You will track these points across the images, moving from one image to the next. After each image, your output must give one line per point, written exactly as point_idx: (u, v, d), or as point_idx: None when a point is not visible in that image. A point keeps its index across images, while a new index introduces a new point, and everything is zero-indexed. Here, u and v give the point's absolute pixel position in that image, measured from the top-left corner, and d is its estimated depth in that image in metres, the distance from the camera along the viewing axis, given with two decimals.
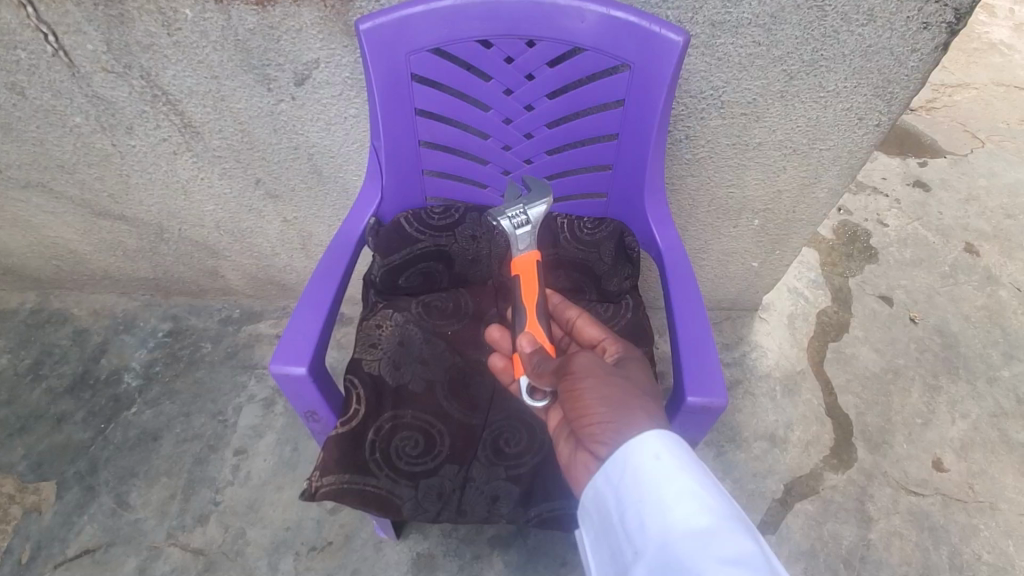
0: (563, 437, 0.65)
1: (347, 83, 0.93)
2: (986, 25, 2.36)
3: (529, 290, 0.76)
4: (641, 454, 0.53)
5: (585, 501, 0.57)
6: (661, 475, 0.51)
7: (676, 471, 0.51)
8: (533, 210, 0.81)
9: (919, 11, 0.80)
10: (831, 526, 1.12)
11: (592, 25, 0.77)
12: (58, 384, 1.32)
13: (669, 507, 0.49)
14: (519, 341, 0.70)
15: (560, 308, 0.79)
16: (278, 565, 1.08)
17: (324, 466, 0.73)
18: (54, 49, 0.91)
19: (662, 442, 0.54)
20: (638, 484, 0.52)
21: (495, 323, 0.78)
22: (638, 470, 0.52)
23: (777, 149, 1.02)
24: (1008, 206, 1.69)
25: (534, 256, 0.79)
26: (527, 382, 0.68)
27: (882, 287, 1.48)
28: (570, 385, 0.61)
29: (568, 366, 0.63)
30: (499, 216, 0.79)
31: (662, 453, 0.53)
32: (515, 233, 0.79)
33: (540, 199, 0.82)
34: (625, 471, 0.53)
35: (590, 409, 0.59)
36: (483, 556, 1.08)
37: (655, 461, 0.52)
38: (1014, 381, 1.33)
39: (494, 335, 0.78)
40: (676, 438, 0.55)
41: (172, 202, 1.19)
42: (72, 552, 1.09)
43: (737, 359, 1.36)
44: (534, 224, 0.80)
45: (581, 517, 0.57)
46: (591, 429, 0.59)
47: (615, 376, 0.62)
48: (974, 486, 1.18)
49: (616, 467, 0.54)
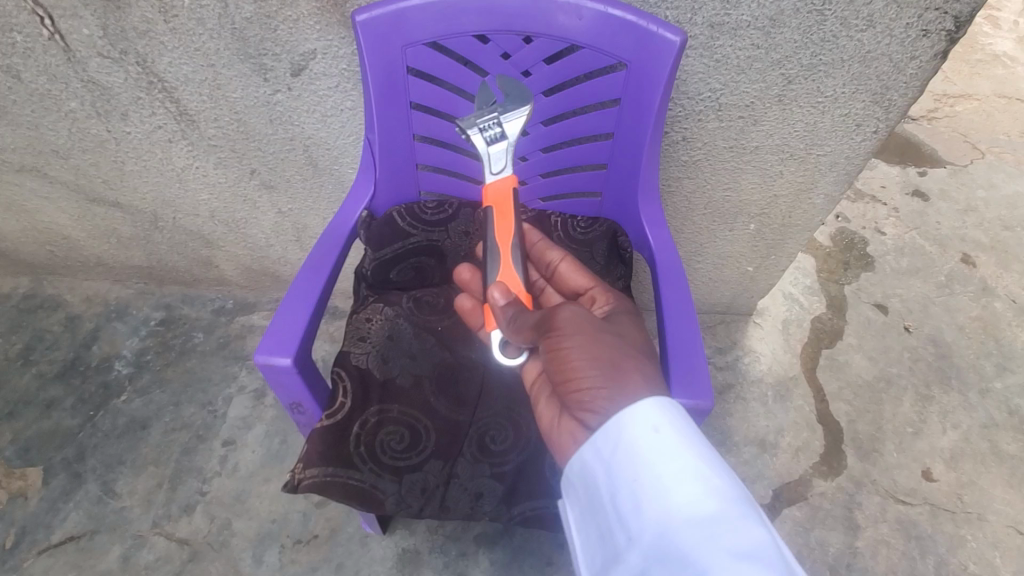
0: (544, 399, 0.65)
1: (344, 74, 0.92)
2: (990, 37, 2.35)
3: (503, 230, 0.76)
4: (638, 429, 0.52)
5: (571, 474, 0.57)
6: (661, 458, 0.50)
7: (677, 453, 0.50)
8: (508, 121, 0.78)
9: (919, 18, 0.79)
10: (818, 533, 1.12)
11: (589, 22, 0.76)
12: (48, 370, 1.31)
13: (669, 489, 0.49)
14: (490, 294, 0.70)
15: (540, 251, 0.83)
16: (263, 557, 1.07)
17: (307, 458, 0.72)
18: (50, 32, 0.91)
19: (660, 420, 0.53)
20: (635, 461, 0.51)
21: (466, 265, 0.84)
22: (635, 447, 0.51)
23: (774, 153, 1.02)
24: (1006, 218, 1.69)
25: (508, 187, 0.79)
26: (500, 334, 0.70)
27: (878, 296, 1.48)
28: (555, 345, 0.60)
29: (551, 321, 0.62)
30: (470, 127, 0.75)
31: (659, 429, 0.52)
32: (489, 148, 0.77)
33: (516, 108, 0.78)
34: (618, 449, 0.52)
35: (579, 373, 0.58)
36: (469, 553, 1.08)
37: (652, 437, 0.51)
38: (1006, 393, 1.33)
39: (463, 276, 0.84)
40: (674, 413, 0.54)
41: (167, 188, 1.19)
42: (56, 539, 1.09)
43: (729, 363, 1.35)
44: (509, 141, 0.77)
45: (568, 488, 0.57)
46: (578, 395, 0.58)
47: (601, 334, 0.61)
48: (962, 496, 1.17)
49: (608, 440, 0.53)
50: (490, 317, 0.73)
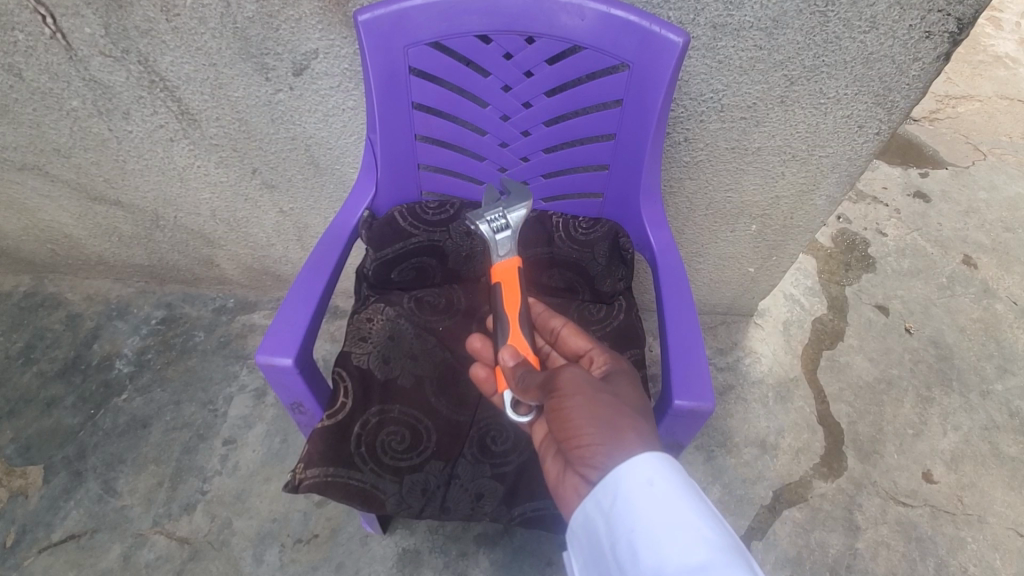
0: (549, 456, 0.64)
1: (345, 74, 0.92)
2: (992, 38, 2.35)
3: (511, 300, 0.75)
4: (634, 480, 0.52)
5: (573, 526, 0.56)
6: (654, 506, 0.50)
7: (670, 500, 0.50)
8: (512, 214, 0.81)
9: (922, 19, 0.79)
10: (818, 534, 1.12)
11: (592, 23, 0.76)
12: (49, 368, 1.31)
13: (663, 539, 0.48)
14: (501, 355, 0.69)
15: (545, 319, 0.79)
16: (263, 557, 1.07)
17: (308, 457, 0.72)
18: (51, 31, 0.91)
19: (656, 470, 0.52)
20: (630, 512, 0.50)
21: (476, 333, 0.79)
22: (630, 497, 0.51)
23: (776, 154, 1.02)
24: (1007, 220, 1.68)
25: (514, 263, 0.78)
26: (511, 395, 0.68)
27: (879, 297, 1.48)
28: (557, 405, 0.60)
29: (555, 381, 0.62)
30: (477, 220, 0.79)
31: (654, 479, 0.52)
32: (495, 237, 0.78)
33: (519, 204, 0.82)
34: (615, 499, 0.52)
35: (580, 431, 0.57)
36: (469, 553, 1.08)
37: (647, 487, 0.51)
38: (1007, 395, 1.33)
39: (474, 344, 0.78)
40: (669, 463, 0.53)
41: (168, 187, 1.19)
42: (56, 537, 1.09)
43: (730, 364, 1.35)
44: (514, 229, 0.79)
45: (569, 541, 0.57)
46: (580, 451, 0.58)
47: (604, 394, 0.60)
48: (962, 498, 1.17)
49: (606, 492, 0.53)
50: (500, 379, 0.71)
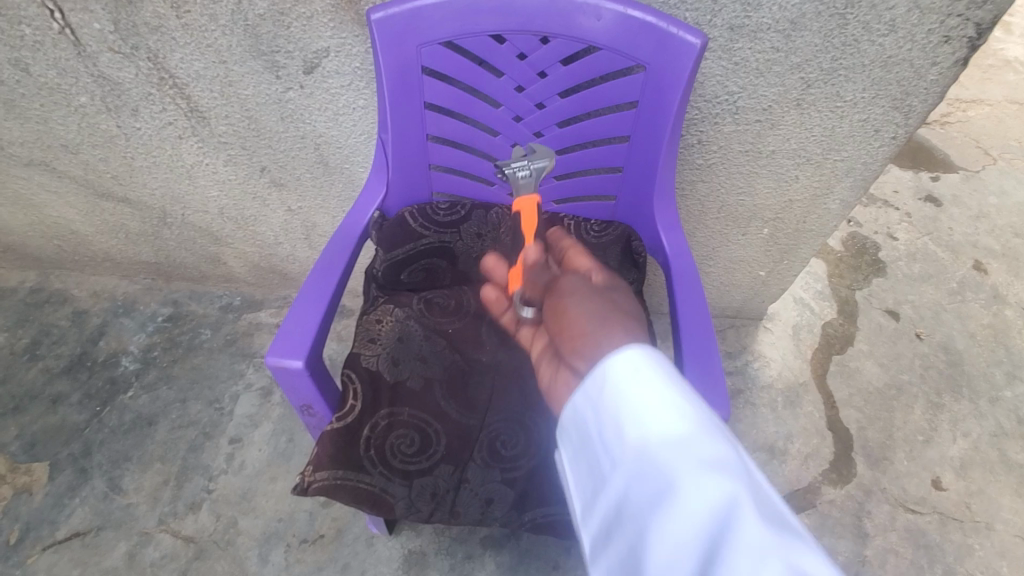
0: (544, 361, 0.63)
1: (357, 73, 0.91)
2: (1003, 42, 2.33)
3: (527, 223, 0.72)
4: (618, 368, 0.45)
5: (559, 420, 0.50)
6: (635, 386, 0.44)
7: (654, 378, 0.44)
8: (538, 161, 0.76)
9: (941, 24, 0.78)
10: (826, 541, 1.11)
11: (608, 23, 0.75)
12: (54, 365, 1.31)
13: (646, 413, 0.43)
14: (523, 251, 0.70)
15: (555, 238, 0.73)
16: (269, 556, 1.07)
17: (317, 461, 0.72)
18: (60, 26, 0.90)
19: (642, 354, 0.46)
20: (615, 394, 0.45)
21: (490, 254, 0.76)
22: (615, 377, 0.45)
23: (790, 158, 1.00)
24: (1018, 225, 1.67)
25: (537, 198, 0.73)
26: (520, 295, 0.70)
27: (889, 302, 1.47)
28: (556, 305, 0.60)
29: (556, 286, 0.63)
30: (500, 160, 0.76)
31: (640, 363, 0.45)
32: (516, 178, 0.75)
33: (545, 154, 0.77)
34: (601, 385, 0.46)
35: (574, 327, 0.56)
36: (475, 556, 1.07)
37: (632, 368, 0.45)
38: (1017, 402, 1.31)
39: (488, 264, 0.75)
40: (654, 348, 0.47)
41: (176, 185, 1.18)
42: (61, 535, 1.09)
43: (739, 368, 1.34)
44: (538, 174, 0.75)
45: (556, 437, 0.50)
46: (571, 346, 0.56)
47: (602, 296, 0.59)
48: (972, 506, 1.16)
49: (592, 383, 0.46)
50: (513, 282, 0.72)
